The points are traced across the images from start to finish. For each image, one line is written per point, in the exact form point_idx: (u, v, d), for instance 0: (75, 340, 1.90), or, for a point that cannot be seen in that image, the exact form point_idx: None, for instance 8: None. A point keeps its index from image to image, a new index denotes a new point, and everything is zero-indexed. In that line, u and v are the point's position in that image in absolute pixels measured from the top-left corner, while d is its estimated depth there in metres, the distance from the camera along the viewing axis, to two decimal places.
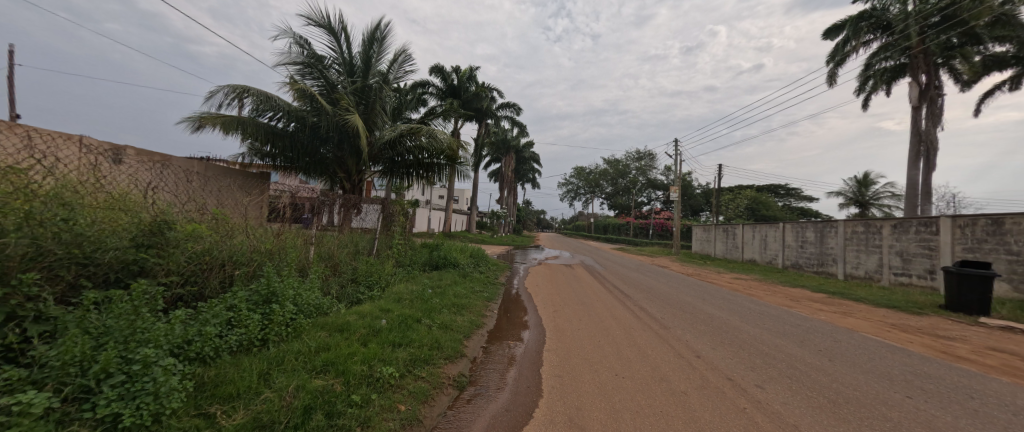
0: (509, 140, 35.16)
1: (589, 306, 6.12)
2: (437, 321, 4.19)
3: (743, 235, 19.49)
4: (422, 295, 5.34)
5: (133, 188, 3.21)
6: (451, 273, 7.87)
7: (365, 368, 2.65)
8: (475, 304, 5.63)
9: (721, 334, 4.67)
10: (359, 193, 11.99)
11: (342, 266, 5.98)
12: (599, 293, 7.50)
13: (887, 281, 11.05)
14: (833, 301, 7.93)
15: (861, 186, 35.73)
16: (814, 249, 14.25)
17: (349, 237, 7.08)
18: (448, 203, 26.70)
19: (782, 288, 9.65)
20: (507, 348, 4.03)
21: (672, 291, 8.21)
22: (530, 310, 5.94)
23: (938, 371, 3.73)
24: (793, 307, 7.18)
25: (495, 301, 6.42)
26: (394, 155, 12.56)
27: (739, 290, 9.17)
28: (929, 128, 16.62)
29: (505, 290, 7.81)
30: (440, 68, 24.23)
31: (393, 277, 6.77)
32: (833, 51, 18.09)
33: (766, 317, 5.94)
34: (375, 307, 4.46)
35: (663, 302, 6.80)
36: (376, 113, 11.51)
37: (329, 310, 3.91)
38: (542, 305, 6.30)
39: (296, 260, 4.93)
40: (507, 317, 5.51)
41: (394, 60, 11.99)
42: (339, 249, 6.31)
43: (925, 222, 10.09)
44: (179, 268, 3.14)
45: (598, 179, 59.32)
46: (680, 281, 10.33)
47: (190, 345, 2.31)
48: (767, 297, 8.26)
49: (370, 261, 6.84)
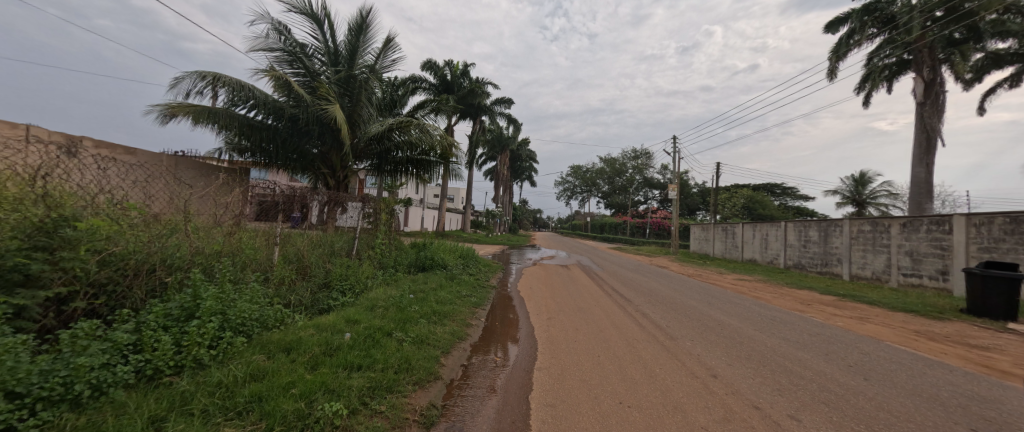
0: (505, 138, 34.61)
1: (586, 313, 5.55)
2: (410, 334, 3.61)
3: (743, 234, 19.07)
4: (399, 302, 4.78)
5: (22, 177, 2.61)
6: (438, 276, 7.29)
7: (301, 406, 2.07)
8: (460, 311, 5.05)
9: (735, 346, 4.14)
10: (344, 190, 11.42)
11: (312, 268, 5.39)
12: (597, 297, 6.95)
13: (896, 283, 10.62)
14: (846, 305, 7.43)
15: (857, 185, 35.55)
16: (818, 250, 13.81)
17: (324, 237, 6.48)
18: (442, 202, 26.08)
19: (789, 291, 9.14)
20: (491, 365, 3.47)
21: (674, 294, 7.68)
22: (522, 318, 5.37)
23: (993, 392, 3.19)
24: (806, 312, 6.65)
25: (483, 307, 5.84)
26: (382, 150, 11.96)
27: (745, 292, 8.65)
28: (935, 123, 16.09)
29: (496, 294, 7.22)
30: (434, 63, 23.62)
31: (371, 280, 6.19)
32: (835, 46, 17.68)
33: (780, 324, 5.43)
34: (341, 318, 3.86)
35: (667, 307, 6.25)
36: (362, 105, 10.91)
37: (282, 325, 3.32)
38: (535, 311, 5.74)
39: (252, 263, 4.32)
40: (495, 326, 4.93)
41: (381, 49, 11.37)
42: (309, 250, 5.71)
43: (938, 220, 9.65)
44: (82, 277, 2.55)
45: (595, 178, 58.91)
46: (682, 283, 9.83)
47: (53, 383, 1.72)
48: (776, 301, 7.73)
49: (347, 263, 6.26)
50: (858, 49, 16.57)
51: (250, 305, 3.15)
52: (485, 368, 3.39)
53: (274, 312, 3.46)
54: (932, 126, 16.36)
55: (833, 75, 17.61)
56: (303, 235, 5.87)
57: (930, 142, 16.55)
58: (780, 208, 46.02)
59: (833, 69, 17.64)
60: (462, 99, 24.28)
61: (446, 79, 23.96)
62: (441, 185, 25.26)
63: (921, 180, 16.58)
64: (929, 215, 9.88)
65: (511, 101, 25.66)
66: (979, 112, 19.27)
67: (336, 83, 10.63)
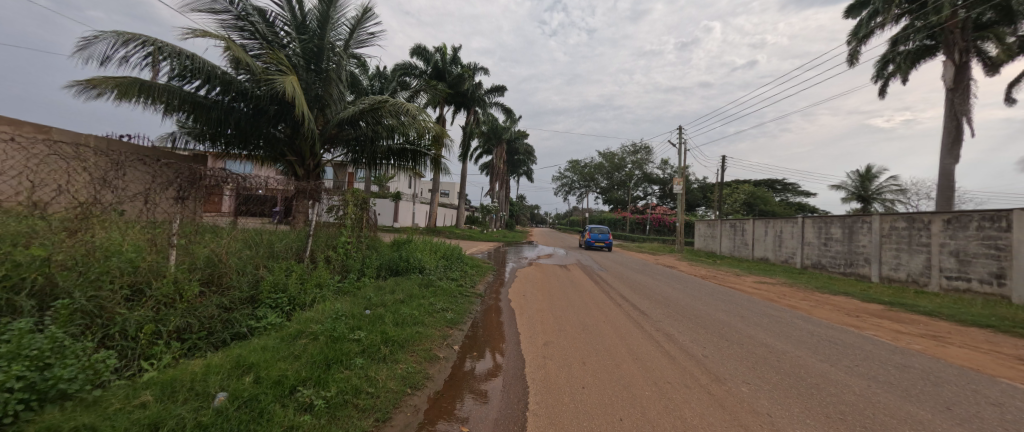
0: (501, 130, 33.43)
1: (594, 335, 4.29)
2: (329, 391, 2.29)
3: (753, 231, 17.88)
4: (340, 325, 3.48)
5: None
6: (411, 283, 5.98)
7: None
8: (425, 336, 3.75)
9: (813, 396, 2.88)
10: (314, 180, 10.10)
11: (231, 276, 4.03)
12: (603, 308, 5.68)
13: (936, 286, 9.46)
14: (901, 318, 6.22)
15: (863, 180, 34.47)
16: (840, 248, 12.64)
17: (253, 234, 5.06)
18: (434, 197, 24.71)
19: (823, 297, 7.92)
20: (471, 400, 2.71)
21: (697, 303, 6.41)
22: (509, 342, 4.10)
23: None
24: (861, 328, 5.41)
25: (461, 325, 4.56)
26: (356, 137, 10.65)
27: (775, 300, 7.41)
28: (966, 109, 14.64)
29: (481, 304, 5.94)
30: (423, 49, 22.23)
31: (323, 291, 4.90)
32: (855, 28, 16.30)
33: (848, 350, 4.14)
34: (231, 360, 2.55)
35: (695, 324, 4.93)
36: (332, 84, 9.56)
37: (97, 388, 1.96)
38: (528, 328, 4.58)
39: (116, 275, 2.97)
40: (473, 346, 3.89)
41: (356, 20, 9.92)
42: (233, 253, 4.31)
43: (991, 216, 8.44)
44: None
45: (593, 173, 57.70)
46: (697, 287, 8.57)
47: None
48: (815, 311, 6.50)
49: (291, 267, 4.95)
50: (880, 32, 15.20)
51: (6, 364, 1.69)
52: (464, 401, 2.67)
53: (98, 361, 2.11)
54: (962, 112, 14.90)
55: (852, 60, 16.32)
56: (217, 234, 4.42)
57: (959, 129, 15.14)
58: (783, 204, 44.95)
59: (852, 53, 16.32)
60: (456, 88, 22.97)
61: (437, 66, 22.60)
62: (433, 179, 23.92)
63: (947, 173, 15.35)
64: (979, 209, 8.66)
65: (506, 89, 24.35)
66: (1006, 103, 17.96)
67: (302, 56, 9.21)
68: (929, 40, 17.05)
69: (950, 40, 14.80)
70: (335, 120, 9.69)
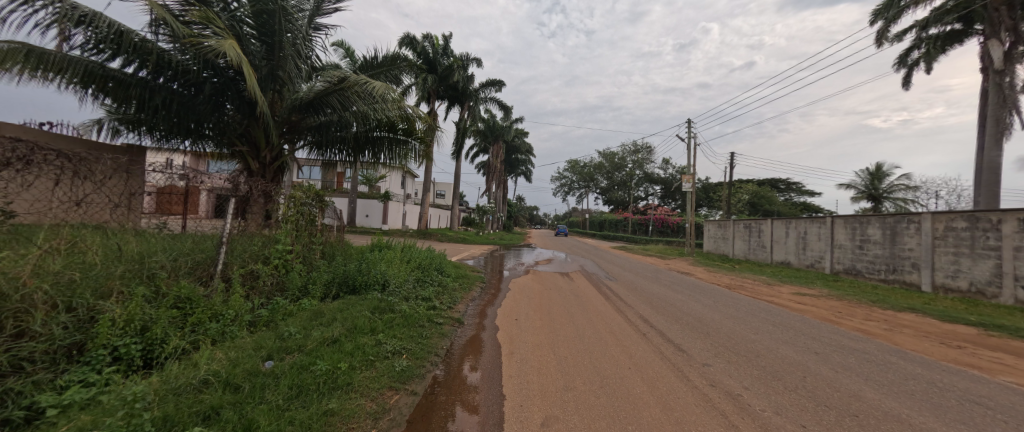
0: (498, 127, 32.11)
1: (620, 402, 2.73)
2: None
3: (772, 233, 16.39)
4: (174, 415, 1.92)
5: None
6: (362, 307, 4.41)
7: None
8: (339, 418, 2.20)
9: None
10: (271, 178, 8.50)
11: (32, 320, 2.46)
12: (623, 343, 4.11)
13: (1010, 298, 7.95)
14: (1021, 350, 4.67)
15: (873, 178, 32.93)
16: (880, 252, 11.13)
17: (112, 245, 3.43)
18: (426, 196, 23.11)
19: (890, 316, 6.38)
20: (461, 413, 2.55)
21: (744, 331, 4.83)
22: (484, 414, 2.55)
23: None
24: (989, 372, 3.82)
25: (413, 381, 2.93)
26: (320, 124, 9.14)
27: (837, 321, 5.83)
28: (1015, 95, 12.95)
29: (455, 335, 4.35)
30: (412, 38, 20.80)
31: (219, 329, 3.37)
32: (885, 5, 14.68)
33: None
34: None
35: (768, 375, 3.32)
36: (289, 60, 8.05)
37: None
38: (517, 382, 3.10)
39: None
40: (430, 413, 2.52)
41: None
42: (44, 278, 2.70)
43: None
44: None
45: (593, 172, 56.24)
46: (731, 302, 6.98)
47: None
48: (901, 340, 4.91)
49: (168, 295, 3.34)
50: (915, 10, 13.64)
51: None
52: (454, 415, 2.51)
53: None
54: (1012, 100, 13.07)
55: (880, 42, 14.84)
56: (22, 243, 2.85)
57: (1006, 118, 13.43)
58: (788, 204, 43.54)
59: (879, 36, 14.82)
60: (445, 81, 21.75)
61: (427, 56, 21.22)
62: (426, 177, 22.46)
63: (992, 167, 13.75)
64: None
65: (502, 82, 22.96)
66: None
67: (253, 25, 7.70)
68: (960, 23, 15.54)
69: (995, 18, 13.14)
70: (291, 102, 8.25)
